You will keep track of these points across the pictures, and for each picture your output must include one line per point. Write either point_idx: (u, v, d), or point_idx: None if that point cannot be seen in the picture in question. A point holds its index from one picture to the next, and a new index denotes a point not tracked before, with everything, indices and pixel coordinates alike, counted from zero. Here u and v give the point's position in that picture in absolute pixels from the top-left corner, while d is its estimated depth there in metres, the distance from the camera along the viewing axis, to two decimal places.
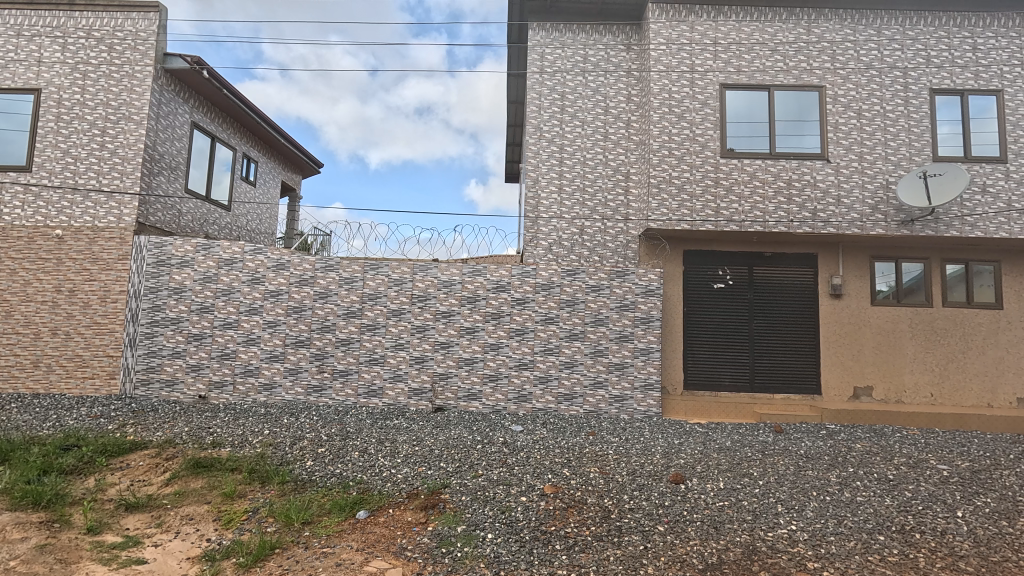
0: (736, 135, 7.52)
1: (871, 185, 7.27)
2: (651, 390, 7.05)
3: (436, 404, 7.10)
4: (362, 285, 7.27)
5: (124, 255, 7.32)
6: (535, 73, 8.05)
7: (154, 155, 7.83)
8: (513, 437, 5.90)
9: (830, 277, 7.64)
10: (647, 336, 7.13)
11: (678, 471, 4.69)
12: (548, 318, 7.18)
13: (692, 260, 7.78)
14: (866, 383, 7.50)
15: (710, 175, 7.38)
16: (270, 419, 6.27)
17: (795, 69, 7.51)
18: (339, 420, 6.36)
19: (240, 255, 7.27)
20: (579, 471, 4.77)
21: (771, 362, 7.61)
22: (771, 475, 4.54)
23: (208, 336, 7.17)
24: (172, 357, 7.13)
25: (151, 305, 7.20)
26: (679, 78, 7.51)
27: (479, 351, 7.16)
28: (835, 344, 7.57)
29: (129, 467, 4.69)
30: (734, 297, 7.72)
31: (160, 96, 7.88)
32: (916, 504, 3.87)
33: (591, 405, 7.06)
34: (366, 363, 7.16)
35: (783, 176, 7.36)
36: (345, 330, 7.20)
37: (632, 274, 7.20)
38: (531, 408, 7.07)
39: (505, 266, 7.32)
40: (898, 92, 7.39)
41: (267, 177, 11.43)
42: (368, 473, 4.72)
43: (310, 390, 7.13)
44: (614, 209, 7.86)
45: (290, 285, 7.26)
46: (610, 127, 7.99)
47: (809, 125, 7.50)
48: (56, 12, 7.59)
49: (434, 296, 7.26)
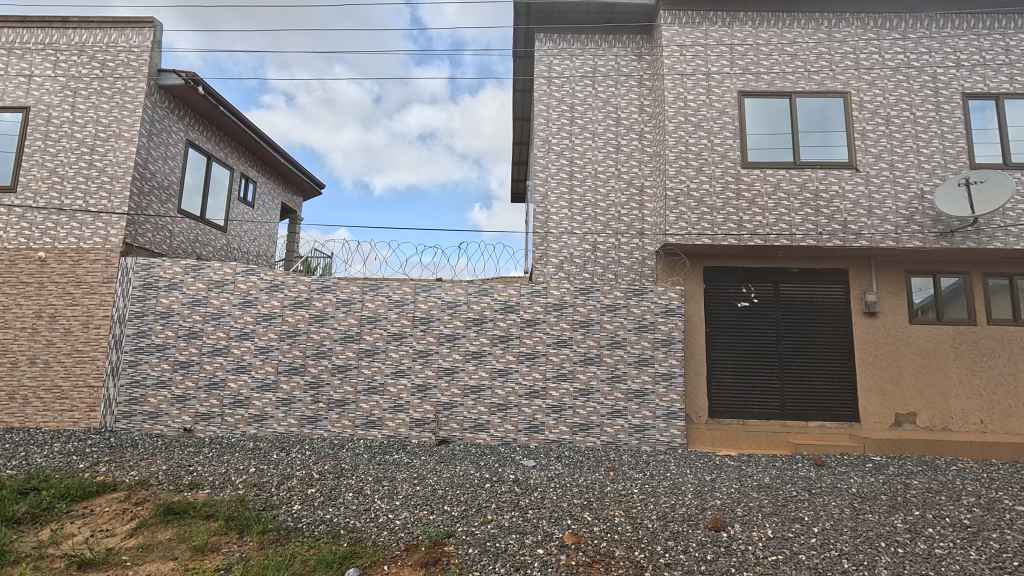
0: (757, 145, 7.09)
1: (904, 195, 6.79)
2: (674, 419, 6.45)
3: (440, 436, 6.52)
4: (360, 307, 6.80)
5: (109, 278, 6.89)
6: (542, 84, 7.74)
7: (145, 174, 7.48)
8: (525, 473, 5.32)
9: (863, 293, 7.09)
10: (668, 360, 6.58)
11: (716, 515, 4.11)
12: (560, 341, 6.65)
13: (713, 277, 7.25)
14: (908, 410, 6.86)
15: (730, 186, 6.93)
16: (257, 454, 5.72)
17: (818, 75, 7.13)
18: (333, 455, 5.81)
19: (231, 277, 6.84)
20: (602, 515, 4.18)
21: (802, 387, 7.01)
22: (826, 521, 3.93)
23: (195, 363, 6.68)
24: (157, 387, 6.63)
25: (136, 331, 6.74)
26: (695, 86, 7.14)
27: (486, 378, 6.61)
28: (871, 368, 6.98)
29: (91, 515, 4.15)
30: (760, 316, 7.18)
31: (153, 113, 7.58)
32: (1010, 561, 3.25)
33: (609, 436, 6.45)
34: (364, 393, 6.63)
35: (809, 186, 6.89)
36: (341, 355, 6.70)
37: (650, 293, 6.70)
38: (543, 440, 6.47)
39: (513, 285, 6.83)
40: (928, 97, 6.98)
41: (266, 199, 11.09)
42: (362, 520, 4.15)
43: (304, 421, 6.58)
44: (629, 224, 7.41)
45: (284, 308, 6.80)
46: (622, 139, 7.60)
47: (834, 133, 7.08)
48: (48, 29, 7.37)
49: (437, 319, 6.76)
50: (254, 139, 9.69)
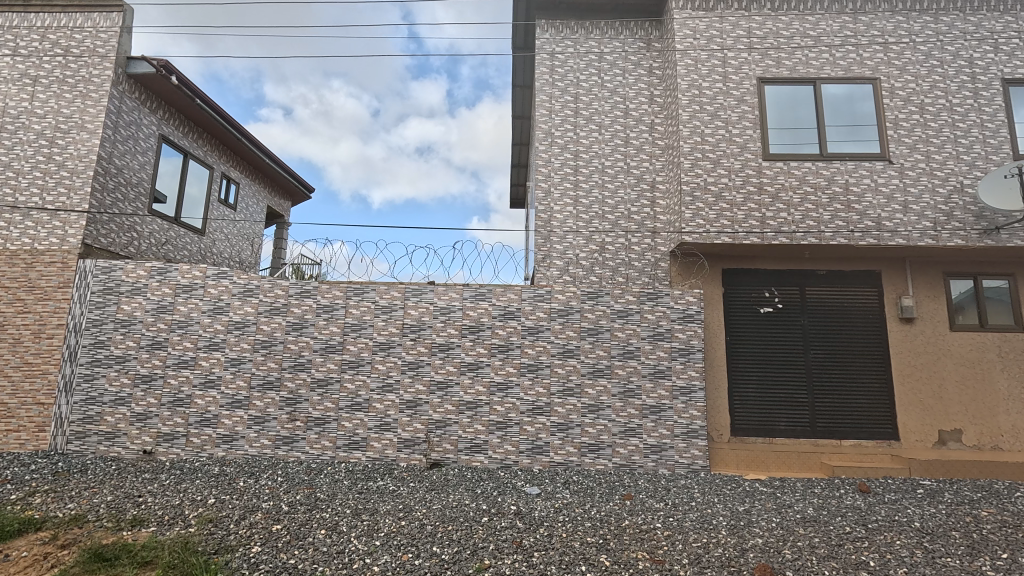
0: (780, 138, 6.50)
1: (943, 189, 6.18)
2: (695, 438, 5.74)
3: (431, 459, 5.79)
4: (343, 313, 6.13)
5: (65, 283, 6.20)
6: (544, 73, 7.17)
7: (109, 169, 6.83)
8: (528, 504, 4.59)
9: (898, 297, 6.46)
10: (687, 372, 5.89)
11: (763, 560, 3.40)
12: (566, 351, 5.97)
13: (734, 280, 6.61)
14: (952, 427, 6.17)
15: (752, 180, 6.31)
16: (221, 482, 4.99)
17: (843, 60, 6.57)
18: (309, 482, 5.09)
19: (201, 280, 6.16)
20: (623, 559, 3.49)
21: (834, 401, 6.33)
22: (897, 567, 3.24)
23: (158, 378, 5.97)
24: (114, 405, 5.91)
25: (93, 342, 6.04)
26: (710, 73, 6.57)
27: (483, 393, 5.91)
28: (910, 380, 6.31)
29: (3, 563, 3.42)
30: (785, 323, 6.53)
31: (120, 103, 6.97)
32: None
33: (622, 458, 5.73)
34: (346, 410, 5.91)
35: (838, 180, 6.28)
36: (322, 368, 6.00)
37: (665, 297, 6.06)
38: (548, 463, 5.76)
39: (513, 289, 6.16)
40: (965, 83, 6.40)
41: (250, 202, 10.45)
42: (332, 566, 3.43)
43: (278, 442, 5.86)
44: (639, 223, 6.79)
45: (259, 314, 6.12)
46: (631, 131, 7.01)
47: (863, 122, 6.48)
48: (9, 14, 6.80)
49: (429, 327, 6.08)
50: (235, 136, 9.07)
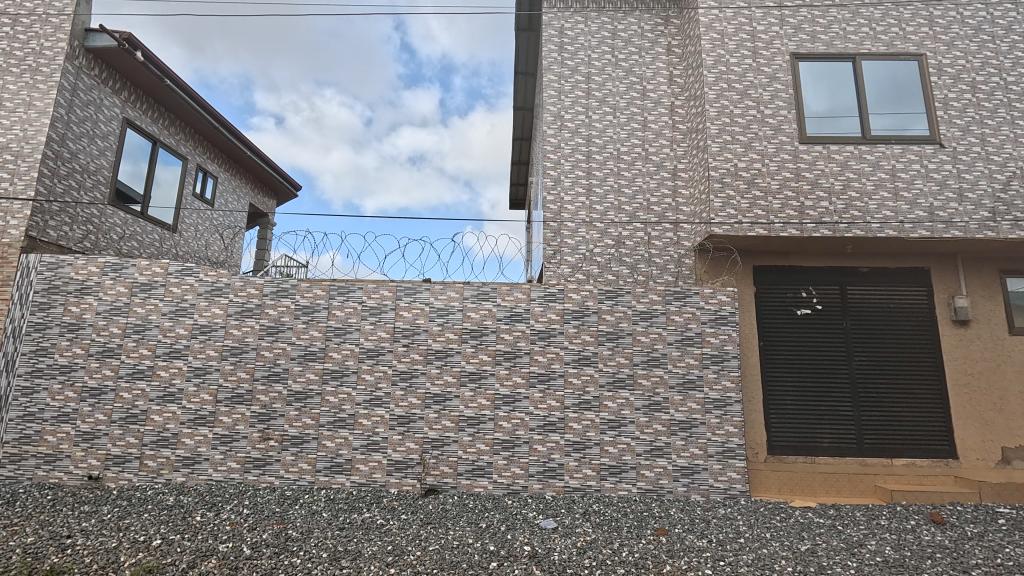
0: (817, 119, 5.83)
1: (1001, 175, 5.52)
2: (731, 458, 4.99)
3: (427, 484, 4.98)
4: (325, 315, 5.34)
5: (3, 281, 5.36)
6: (553, 51, 6.49)
7: (62, 152, 6.04)
8: (545, 543, 3.78)
9: (950, 298, 5.78)
10: (721, 382, 5.15)
11: None
12: (582, 359, 5.20)
13: (766, 279, 5.91)
14: (1017, 444, 5.46)
15: (788, 165, 5.63)
16: (173, 516, 4.14)
17: (885, 34, 5.94)
18: (280, 515, 4.26)
19: (162, 278, 5.36)
20: None
21: (882, 413, 5.60)
22: None
23: (109, 391, 5.13)
24: (56, 422, 5.06)
25: (33, 349, 5.19)
26: (738, 48, 5.91)
27: (487, 406, 5.12)
28: (967, 391, 5.60)
29: None
30: (824, 325, 5.82)
31: (77, 81, 6.20)
32: None
33: (648, 482, 4.96)
34: (328, 427, 5.09)
35: (884, 165, 5.61)
36: (300, 379, 5.19)
37: (694, 296, 5.33)
38: (562, 489, 4.96)
39: (521, 287, 5.41)
40: (1019, 59, 5.78)
41: (229, 197, 9.68)
42: None
43: (249, 466, 5.03)
44: (660, 215, 6.10)
45: (228, 317, 5.32)
46: (649, 114, 6.34)
47: (909, 102, 5.83)
48: None
49: (425, 331, 5.31)
50: (212, 124, 8.31)
